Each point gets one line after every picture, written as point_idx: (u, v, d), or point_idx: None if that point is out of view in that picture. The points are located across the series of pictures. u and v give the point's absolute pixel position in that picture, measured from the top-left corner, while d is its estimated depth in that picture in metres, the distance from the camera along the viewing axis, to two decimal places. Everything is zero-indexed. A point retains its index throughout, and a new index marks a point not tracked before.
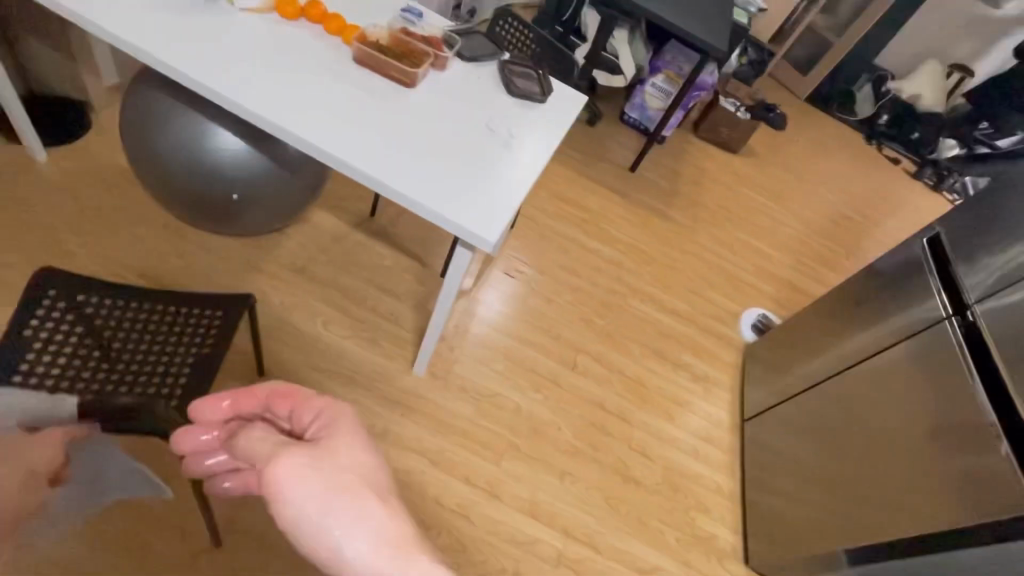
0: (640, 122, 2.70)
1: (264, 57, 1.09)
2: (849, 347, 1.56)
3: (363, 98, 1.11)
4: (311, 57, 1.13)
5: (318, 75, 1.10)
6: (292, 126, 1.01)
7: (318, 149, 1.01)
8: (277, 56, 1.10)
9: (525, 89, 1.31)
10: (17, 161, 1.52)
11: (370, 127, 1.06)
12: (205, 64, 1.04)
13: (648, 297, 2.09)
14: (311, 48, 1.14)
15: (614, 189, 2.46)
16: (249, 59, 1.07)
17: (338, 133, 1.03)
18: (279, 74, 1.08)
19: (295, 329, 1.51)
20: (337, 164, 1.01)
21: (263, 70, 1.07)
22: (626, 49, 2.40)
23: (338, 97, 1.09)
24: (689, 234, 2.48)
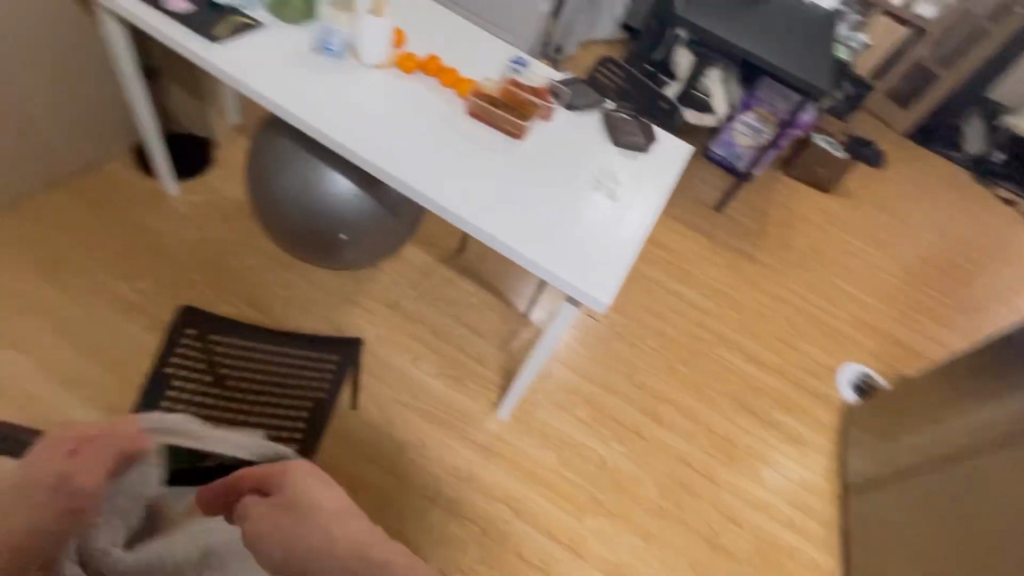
0: (727, 159, 2.61)
1: (385, 113, 1.13)
2: (971, 422, 1.39)
3: (476, 153, 1.13)
4: (428, 112, 1.16)
5: (434, 130, 1.13)
6: (414, 182, 1.04)
7: (436, 205, 1.03)
8: (397, 112, 1.14)
9: (631, 140, 1.29)
10: (149, 192, 1.65)
11: (484, 183, 1.08)
12: (335, 120, 1.08)
13: (736, 346, 1.99)
14: (427, 103, 1.18)
15: (700, 230, 2.38)
16: (372, 115, 1.12)
17: (454, 187, 1.05)
18: (400, 129, 1.11)
19: (386, 364, 1.54)
20: (454, 220, 1.02)
21: (384, 127, 1.11)
22: (719, 88, 2.33)
23: (453, 152, 1.11)
24: (780, 278, 2.35)
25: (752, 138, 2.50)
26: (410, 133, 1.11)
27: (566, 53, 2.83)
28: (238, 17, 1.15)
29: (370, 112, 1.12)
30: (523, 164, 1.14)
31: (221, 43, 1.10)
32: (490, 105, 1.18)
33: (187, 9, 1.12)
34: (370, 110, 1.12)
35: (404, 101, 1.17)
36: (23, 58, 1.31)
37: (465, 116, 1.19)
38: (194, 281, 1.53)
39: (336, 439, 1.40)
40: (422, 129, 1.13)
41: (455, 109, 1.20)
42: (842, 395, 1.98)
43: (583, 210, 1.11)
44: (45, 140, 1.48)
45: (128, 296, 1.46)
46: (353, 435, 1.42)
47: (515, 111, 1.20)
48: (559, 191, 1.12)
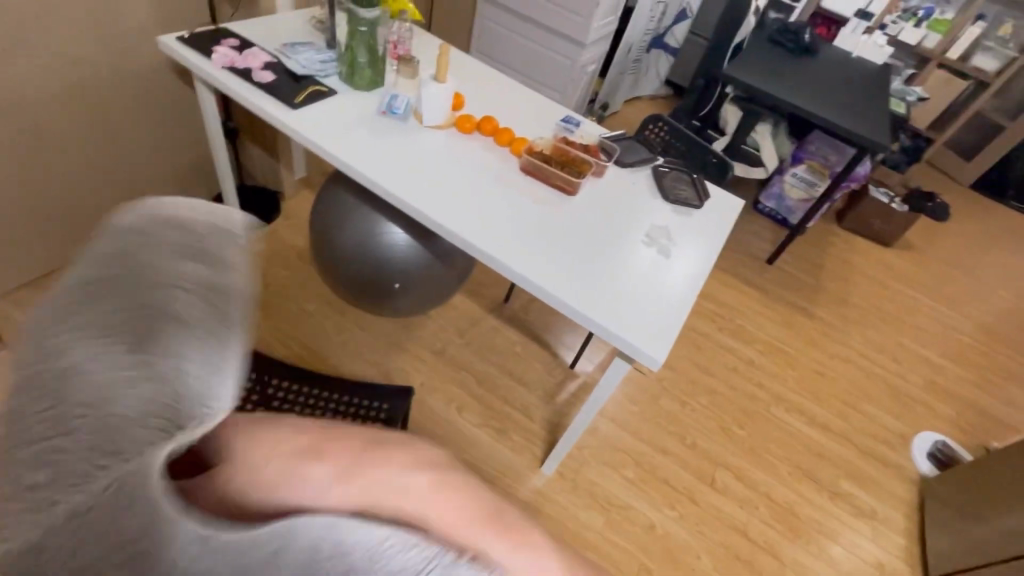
0: (778, 211, 2.62)
1: (444, 171, 1.19)
2: None
3: (530, 210, 1.16)
4: (483, 171, 1.21)
5: (489, 188, 1.18)
6: (471, 236, 1.07)
7: (492, 259, 1.05)
8: (455, 170, 1.20)
9: (683, 196, 1.30)
10: None
11: (539, 239, 1.10)
12: (398, 177, 1.14)
13: (795, 407, 1.88)
14: (483, 163, 1.23)
15: (751, 284, 2.32)
16: (432, 173, 1.17)
17: (509, 241, 1.08)
18: (458, 187, 1.16)
19: (433, 413, 1.54)
20: (510, 274, 1.04)
21: (443, 184, 1.16)
22: (768, 143, 2.33)
23: (508, 209, 1.14)
24: (840, 336, 2.23)
25: (805, 192, 2.51)
26: (467, 190, 1.16)
27: (613, 109, 2.91)
28: (315, 84, 1.26)
29: (430, 170, 1.18)
30: (575, 220, 1.16)
31: (298, 108, 1.19)
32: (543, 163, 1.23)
33: (271, 78, 1.23)
34: (430, 169, 1.18)
35: (462, 160, 1.22)
36: (128, 120, 1.47)
37: (519, 173, 1.23)
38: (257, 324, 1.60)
39: None
40: (479, 187, 1.17)
41: (510, 167, 1.24)
42: (918, 466, 1.82)
43: (636, 266, 1.11)
44: (136, 191, 1.61)
45: None
46: None
47: (567, 169, 1.24)
48: (611, 247, 1.13)
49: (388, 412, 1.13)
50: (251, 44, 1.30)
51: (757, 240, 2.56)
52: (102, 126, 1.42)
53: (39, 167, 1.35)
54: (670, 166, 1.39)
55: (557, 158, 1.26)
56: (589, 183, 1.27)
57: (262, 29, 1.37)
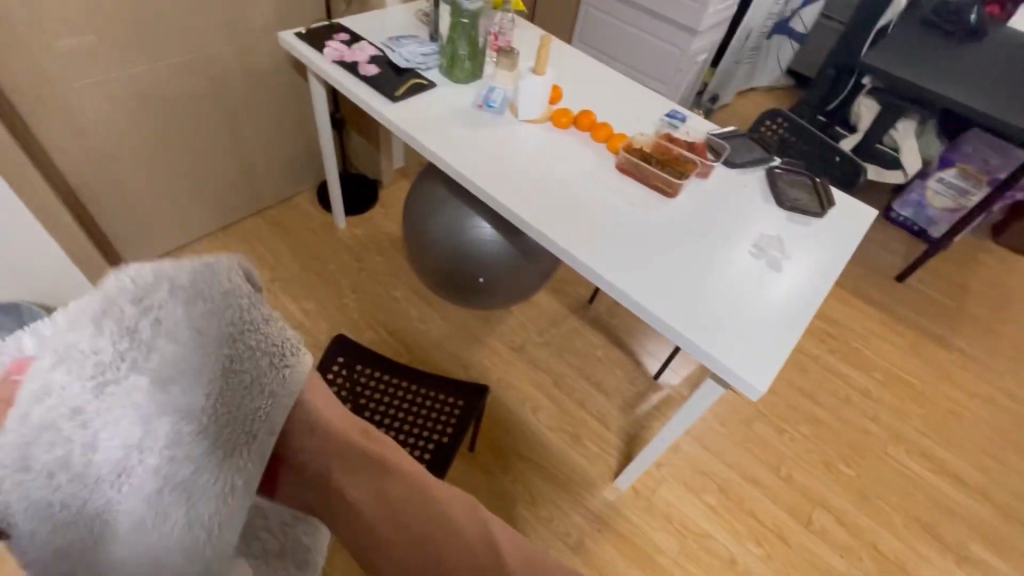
0: (914, 220, 2.30)
1: (534, 168, 1.15)
2: None
3: (621, 211, 1.08)
4: (575, 168, 1.16)
5: (581, 187, 1.12)
6: (556, 237, 1.02)
7: (577, 262, 0.99)
8: (546, 167, 1.15)
9: (800, 202, 1.15)
10: (324, 224, 1.88)
11: (628, 243, 1.03)
12: (487, 172, 1.12)
13: (918, 450, 1.63)
14: (576, 160, 1.18)
15: (874, 303, 2.04)
16: (521, 170, 1.14)
17: (598, 245, 1.01)
18: (547, 185, 1.12)
19: (507, 410, 1.53)
20: (593, 278, 0.98)
21: (532, 181, 1.12)
22: (909, 142, 2.02)
23: (598, 210, 1.08)
24: (985, 371, 1.89)
25: (952, 200, 2.16)
26: (557, 187, 1.11)
27: (723, 102, 2.69)
28: (416, 77, 1.27)
29: (521, 166, 1.14)
30: (670, 225, 1.07)
31: (398, 101, 1.21)
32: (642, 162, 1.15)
33: (375, 71, 1.26)
34: (521, 165, 1.15)
35: (554, 156, 1.18)
36: (249, 109, 1.59)
37: (615, 172, 1.16)
38: (350, 306, 1.69)
39: (457, 480, 1.40)
40: (569, 185, 1.12)
41: (606, 165, 1.17)
42: None
43: (736, 279, 1.00)
44: (253, 177, 1.76)
45: (295, 313, 1.64)
46: (473, 479, 1.41)
47: (669, 169, 1.15)
48: (708, 255, 1.03)
49: (461, 410, 1.12)
50: (361, 38, 1.34)
51: (885, 253, 2.25)
52: (228, 116, 1.55)
53: (175, 152, 1.52)
54: (787, 168, 1.24)
55: (658, 157, 1.17)
56: (692, 184, 1.17)
57: (370, 23, 1.42)
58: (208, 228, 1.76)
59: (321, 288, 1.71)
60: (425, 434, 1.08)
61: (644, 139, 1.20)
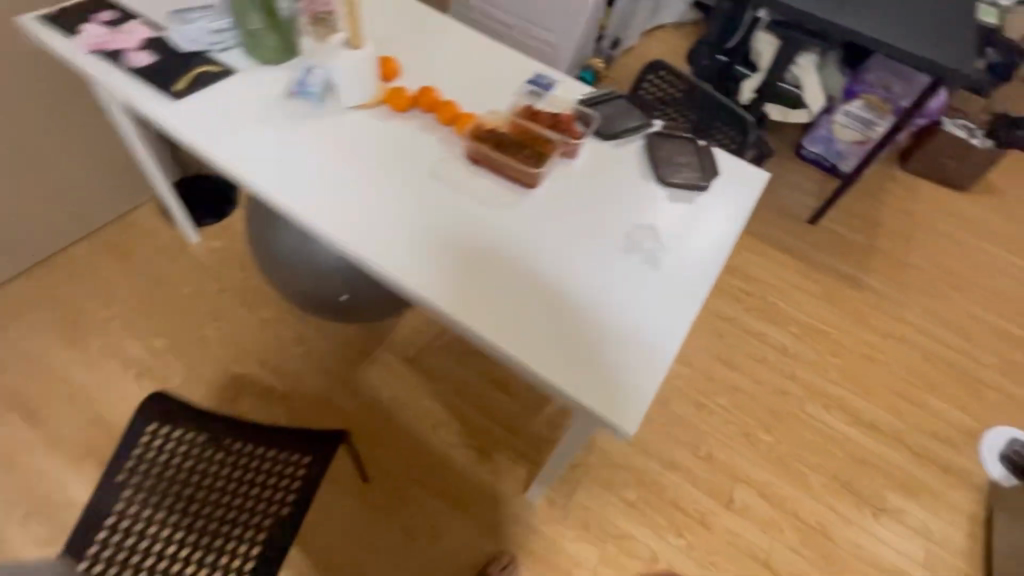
0: (825, 157, 2.20)
1: (364, 168, 0.93)
2: None
3: (472, 213, 0.89)
4: (417, 162, 0.95)
5: (422, 187, 0.92)
6: (389, 260, 0.82)
7: (417, 289, 0.80)
8: (380, 166, 0.93)
9: (681, 176, 1.01)
10: (171, 240, 1.59)
11: (479, 255, 0.84)
12: (303, 183, 0.89)
13: (836, 403, 1.60)
14: (418, 151, 0.97)
15: (788, 251, 1.98)
16: (347, 173, 0.92)
17: (441, 265, 0.83)
18: (379, 189, 0.90)
19: (402, 433, 1.37)
20: (436, 306, 0.79)
21: (362, 186, 0.90)
22: (812, 78, 1.91)
23: (444, 215, 0.88)
24: (896, 308, 1.88)
25: (861, 133, 2.09)
26: (393, 191, 0.90)
27: (628, 44, 2.49)
28: (206, 63, 1.01)
29: (347, 168, 0.92)
30: (532, 224, 0.89)
31: (180, 98, 0.96)
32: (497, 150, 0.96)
33: (148, 60, 0.99)
34: (346, 166, 0.93)
35: (390, 150, 0.96)
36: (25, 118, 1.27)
37: (465, 162, 0.97)
38: (210, 337, 1.44)
39: (317, 514, 1.26)
40: (408, 186, 0.91)
41: (454, 154, 0.97)
42: (987, 471, 1.52)
43: (609, 282, 0.84)
44: (65, 197, 1.44)
45: (140, 357, 1.39)
46: (337, 513, 1.27)
47: (527, 156, 0.97)
48: (576, 256, 0.86)
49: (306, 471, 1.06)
50: (133, 15, 1.06)
51: (799, 195, 2.17)
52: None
53: None
54: (667, 134, 1.08)
55: (515, 141, 0.99)
56: (557, 169, 0.99)
57: None
58: (21, 266, 1.46)
59: (172, 321, 1.45)
60: (265, 496, 1.04)
61: (500, 118, 1.01)
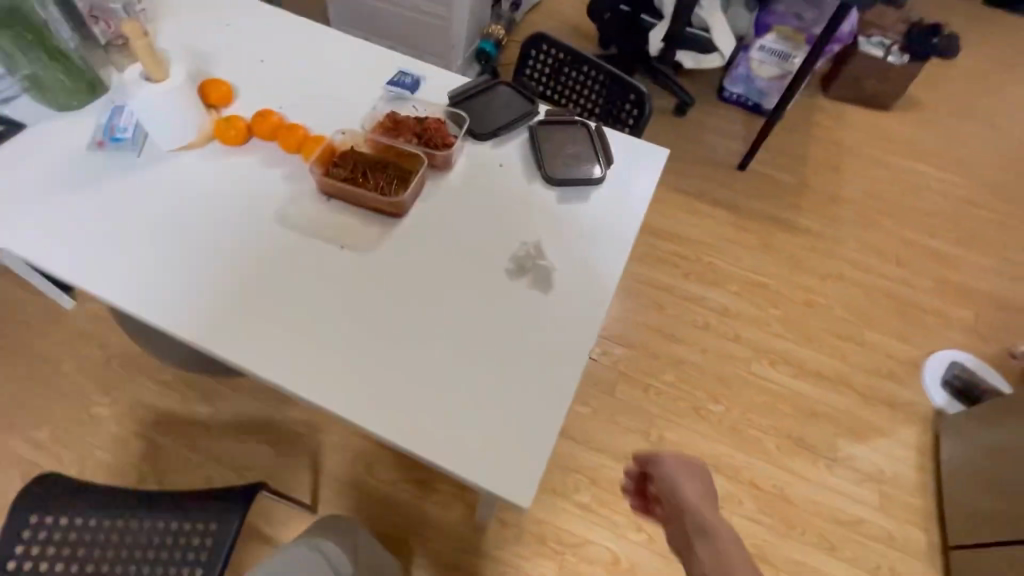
0: (747, 97, 2.13)
1: (194, 229, 0.78)
2: None
3: (332, 265, 0.77)
4: (260, 209, 0.81)
5: (269, 241, 0.78)
6: (237, 347, 0.70)
7: (272, 377, 0.69)
8: (214, 223, 0.79)
9: (569, 172, 0.90)
10: (39, 309, 1.40)
11: (343, 317, 0.73)
12: (120, 262, 0.75)
13: (782, 357, 1.57)
14: (260, 195, 0.83)
15: (720, 203, 1.91)
16: (175, 240, 0.77)
17: (296, 336, 0.72)
18: (216, 254, 0.77)
19: (335, 478, 1.26)
20: (299, 396, 0.68)
21: (193, 254, 0.76)
22: (719, 19, 1.80)
23: (298, 275, 0.76)
24: (832, 245, 1.86)
25: (778, 67, 2.03)
26: (234, 254, 0.77)
27: (531, 2, 2.30)
28: None
29: (173, 233, 0.78)
30: (401, 266, 0.78)
31: None
32: (353, 181, 0.83)
33: None
34: (174, 229, 0.78)
35: (226, 200, 0.82)
36: None
37: (320, 198, 0.83)
38: (103, 415, 1.29)
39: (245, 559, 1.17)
40: (251, 244, 0.78)
41: (306, 190, 0.84)
42: (933, 400, 1.53)
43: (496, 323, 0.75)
44: None
45: (23, 452, 1.23)
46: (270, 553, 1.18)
47: (390, 179, 0.84)
48: (456, 298, 0.76)
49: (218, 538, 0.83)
50: None
51: (726, 141, 2.09)
52: None
53: None
54: (553, 123, 0.96)
55: (375, 163, 0.86)
56: (429, 188, 0.87)
57: None
58: None
59: (53, 404, 1.28)
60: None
61: (357, 138, 0.88)
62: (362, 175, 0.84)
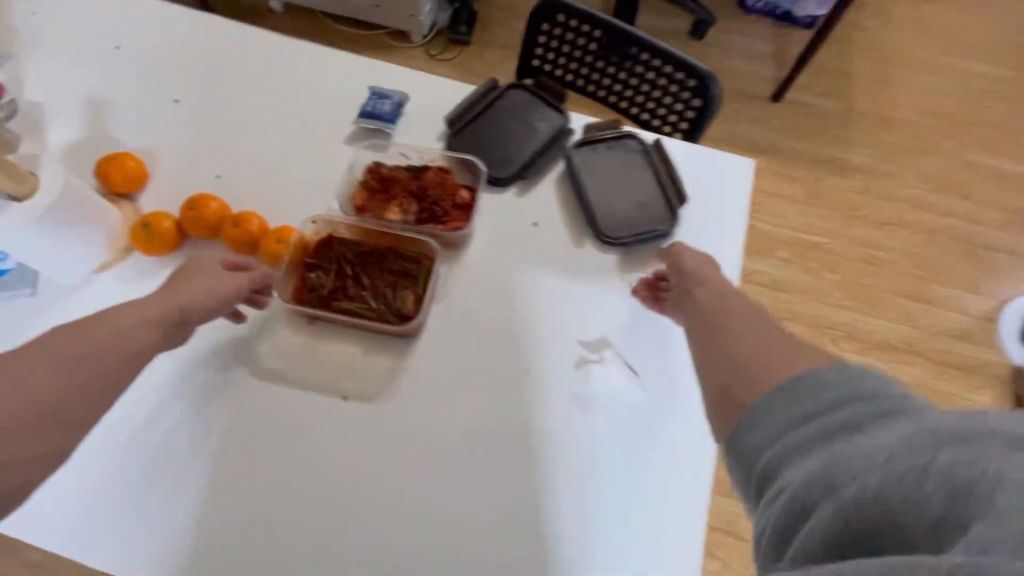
0: (775, 4, 1.79)
1: (139, 429, 0.57)
2: None
3: (337, 449, 0.57)
4: (224, 372, 0.59)
5: (246, 428, 0.57)
6: None
7: None
8: (165, 414, 0.57)
9: (631, 221, 0.67)
10: None
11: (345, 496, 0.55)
12: (51, 484, 0.54)
13: (842, 331, 1.40)
14: (219, 349, 0.60)
15: (756, 148, 1.63)
16: (117, 452, 0.56)
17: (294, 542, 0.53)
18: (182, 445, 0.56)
19: None
20: None
21: (147, 470, 0.55)
22: None
23: (296, 474, 0.56)
24: (888, 182, 1.60)
25: None
26: (202, 459, 0.56)
27: None
28: None
29: (112, 441, 0.56)
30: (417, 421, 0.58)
31: None
32: (344, 291, 0.61)
33: None
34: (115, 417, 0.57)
35: (173, 371, 0.59)
36: None
37: (300, 335, 0.61)
38: None
39: None
40: (223, 440, 0.57)
41: (280, 320, 0.62)
42: (1012, 357, 1.38)
43: (574, 501, 0.54)
44: None
45: None
46: None
47: (390, 281, 0.62)
48: (512, 470, 0.56)
49: None
50: None
51: (754, 65, 1.76)
52: None
53: None
54: (594, 147, 0.71)
55: (366, 256, 0.62)
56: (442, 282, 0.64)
57: None
58: None
59: None
60: None
61: (334, 222, 0.63)
62: (354, 279, 0.62)
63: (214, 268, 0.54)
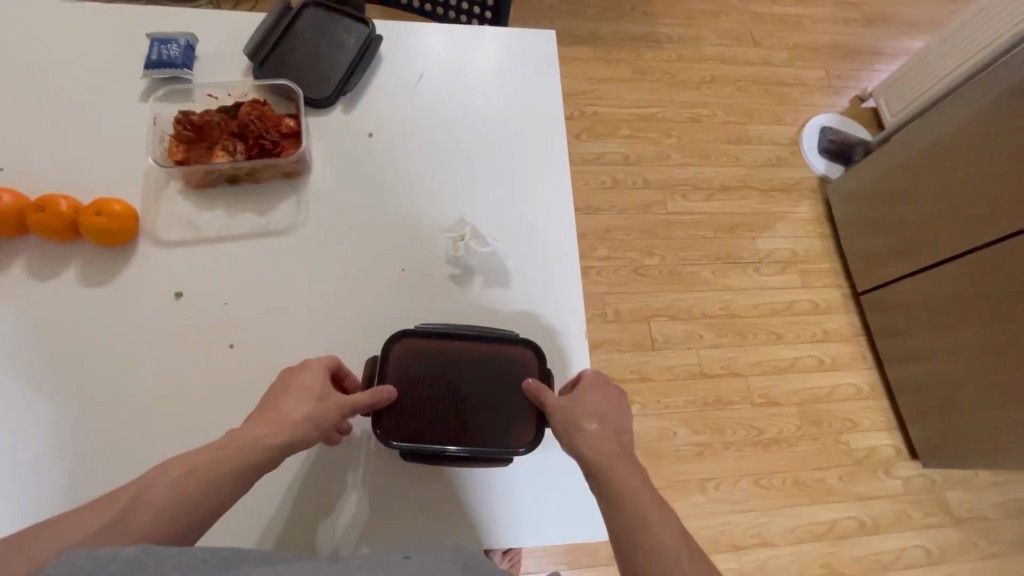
0: None
1: (17, 459, 0.53)
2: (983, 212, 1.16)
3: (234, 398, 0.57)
4: (336, 495, 0.57)
5: (125, 418, 0.55)
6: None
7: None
8: (43, 433, 0.54)
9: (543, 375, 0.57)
10: None
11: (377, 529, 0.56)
12: None
13: (691, 185, 1.58)
14: (67, 349, 0.57)
15: (579, 40, 1.70)
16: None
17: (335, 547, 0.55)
18: (68, 435, 0.54)
19: None
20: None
21: (43, 492, 0.52)
22: None
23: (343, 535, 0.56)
24: (694, 46, 1.76)
25: None
26: (93, 460, 0.54)
27: None
28: None
29: None
30: (311, 345, 0.60)
31: None
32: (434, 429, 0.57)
33: None
34: None
35: (27, 392, 0.55)
36: None
37: (157, 303, 0.59)
38: None
39: None
40: (109, 433, 0.54)
41: (128, 297, 0.59)
42: (814, 169, 1.66)
43: (514, 538, 0.57)
44: None
45: None
46: None
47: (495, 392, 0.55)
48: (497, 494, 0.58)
49: None
50: None
51: None
52: None
53: None
54: (405, 54, 0.74)
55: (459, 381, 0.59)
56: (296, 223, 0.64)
57: None
58: None
59: None
60: None
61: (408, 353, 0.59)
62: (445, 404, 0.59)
63: (320, 393, 0.50)
